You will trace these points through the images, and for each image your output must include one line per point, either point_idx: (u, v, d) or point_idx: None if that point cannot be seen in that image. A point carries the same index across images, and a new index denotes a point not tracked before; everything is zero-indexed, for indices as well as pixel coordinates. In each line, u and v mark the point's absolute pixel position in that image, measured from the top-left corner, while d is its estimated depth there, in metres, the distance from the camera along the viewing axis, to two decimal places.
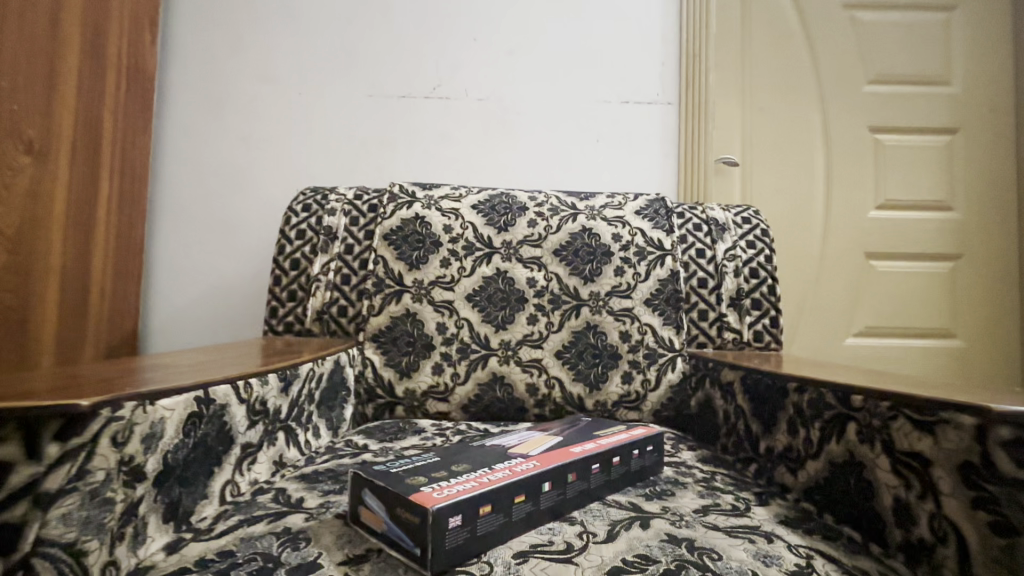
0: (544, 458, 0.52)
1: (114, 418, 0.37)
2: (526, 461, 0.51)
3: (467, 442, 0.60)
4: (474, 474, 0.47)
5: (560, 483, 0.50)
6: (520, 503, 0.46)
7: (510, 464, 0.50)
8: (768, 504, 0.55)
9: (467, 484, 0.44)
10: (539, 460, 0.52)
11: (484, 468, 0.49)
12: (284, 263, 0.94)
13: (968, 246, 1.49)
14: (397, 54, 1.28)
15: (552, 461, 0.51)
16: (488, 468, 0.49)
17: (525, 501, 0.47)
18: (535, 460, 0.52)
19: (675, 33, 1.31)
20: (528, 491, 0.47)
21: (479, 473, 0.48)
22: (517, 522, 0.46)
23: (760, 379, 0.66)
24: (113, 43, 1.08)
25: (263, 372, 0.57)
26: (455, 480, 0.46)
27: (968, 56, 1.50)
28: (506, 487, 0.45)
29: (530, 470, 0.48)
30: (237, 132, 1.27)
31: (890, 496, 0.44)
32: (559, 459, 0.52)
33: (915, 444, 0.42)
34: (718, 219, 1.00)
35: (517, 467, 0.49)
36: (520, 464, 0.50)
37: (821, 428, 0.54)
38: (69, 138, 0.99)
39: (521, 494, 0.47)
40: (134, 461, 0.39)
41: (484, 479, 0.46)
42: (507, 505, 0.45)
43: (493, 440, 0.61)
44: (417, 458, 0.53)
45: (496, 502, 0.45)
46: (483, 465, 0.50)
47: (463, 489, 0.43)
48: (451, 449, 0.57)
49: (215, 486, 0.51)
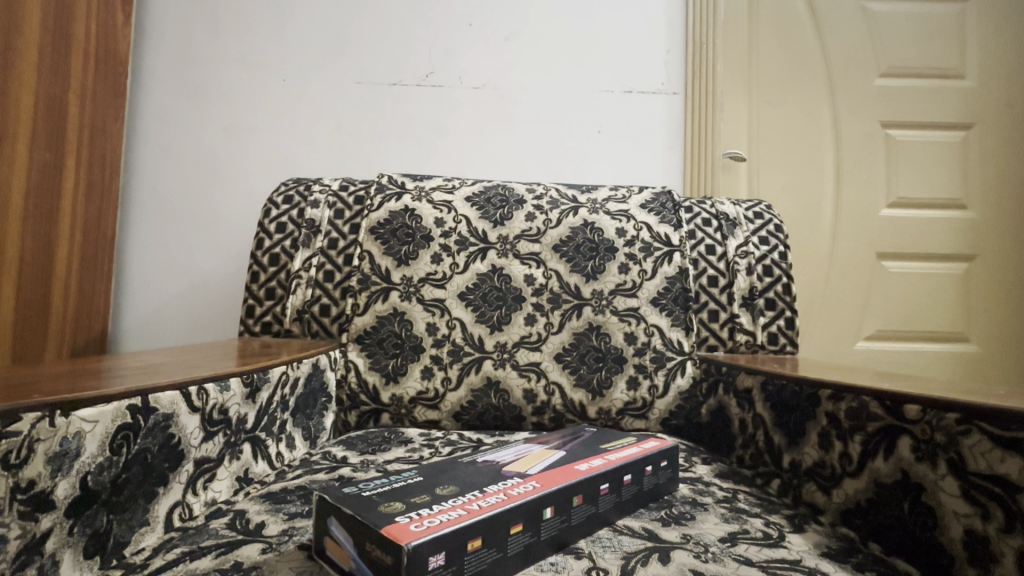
0: (545, 478, 0.45)
1: (3, 434, 0.30)
2: (524, 482, 0.44)
3: (457, 457, 0.52)
4: (462, 499, 0.40)
5: (564, 508, 0.43)
6: (517, 535, 0.39)
7: (506, 487, 0.43)
8: (805, 531, 0.48)
9: (453, 513, 0.37)
10: (540, 480, 0.45)
11: (475, 491, 0.42)
12: (262, 258, 0.86)
13: (984, 246, 1.42)
14: (387, 39, 1.21)
15: (555, 481, 0.44)
16: (481, 490, 0.42)
17: (523, 532, 0.40)
18: (535, 480, 0.44)
19: (681, 20, 1.24)
20: (527, 519, 0.40)
21: (469, 498, 0.40)
22: (514, 557, 0.39)
23: (784, 385, 0.59)
24: (82, 23, 1.01)
25: (223, 377, 0.49)
26: (439, 507, 0.38)
27: (983, 48, 1.44)
28: (499, 516, 0.38)
29: (528, 493, 0.41)
30: (218, 120, 1.19)
31: (960, 527, 0.37)
32: (563, 480, 0.45)
33: (997, 466, 0.35)
34: (728, 213, 0.93)
35: (512, 490, 0.42)
36: (517, 486, 0.43)
37: (862, 442, 0.47)
38: (27, 121, 0.92)
39: (518, 523, 0.39)
40: (36, 486, 0.32)
41: (475, 505, 0.39)
42: (501, 538, 0.38)
43: (487, 454, 0.53)
44: (399, 476, 0.45)
45: (489, 534, 0.37)
46: (474, 487, 0.43)
47: (448, 519, 0.36)
48: (438, 466, 0.49)
49: (159, 510, 0.43)
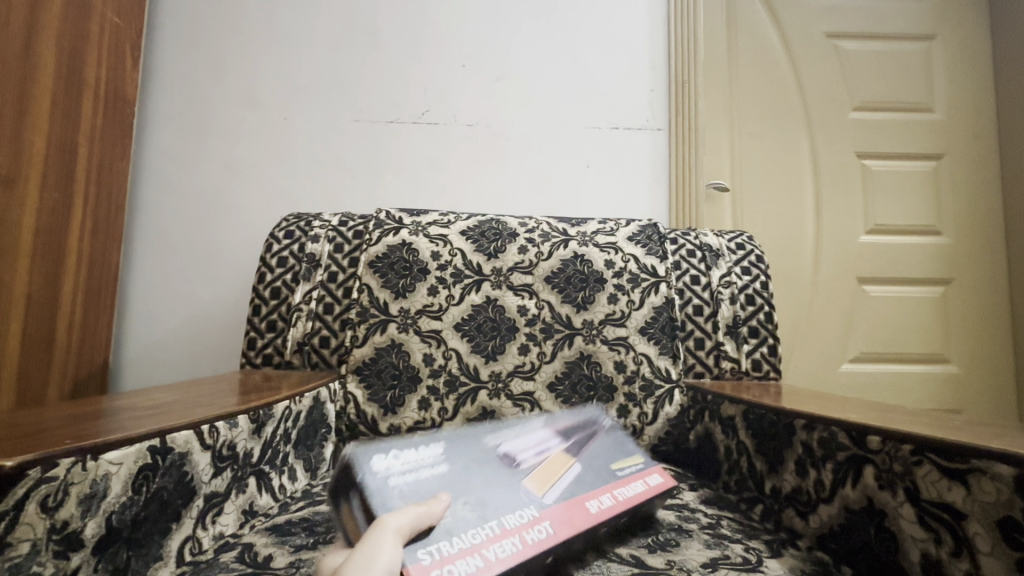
0: (557, 520, 0.46)
1: (44, 480, 0.32)
2: (539, 523, 0.44)
3: (480, 431, 0.51)
4: (481, 537, 0.41)
5: (562, 550, 0.45)
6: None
7: (522, 525, 0.44)
8: (781, 556, 0.51)
9: (472, 564, 0.38)
10: (553, 521, 0.46)
11: (494, 520, 0.43)
12: (264, 291, 0.90)
13: (959, 271, 1.48)
14: (387, 80, 1.27)
15: (566, 529, 0.45)
16: (499, 523, 0.43)
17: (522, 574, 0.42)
18: (549, 522, 0.45)
19: (664, 59, 1.31)
20: (529, 568, 0.42)
21: (487, 536, 0.41)
22: None
23: (764, 414, 0.62)
24: (91, 68, 1.05)
25: (232, 415, 0.52)
26: (460, 543, 0.39)
27: (950, 83, 1.52)
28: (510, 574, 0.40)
29: (540, 549, 0.42)
30: (220, 157, 1.24)
31: (918, 551, 0.41)
32: (576, 529, 0.46)
33: (945, 494, 0.39)
34: (712, 244, 0.97)
35: (527, 537, 0.43)
36: (533, 529, 0.44)
37: (833, 470, 0.50)
38: (40, 163, 0.95)
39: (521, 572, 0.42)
40: (68, 527, 0.35)
41: (491, 551, 0.40)
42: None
43: (508, 433, 0.52)
44: (426, 460, 0.44)
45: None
46: (495, 514, 0.43)
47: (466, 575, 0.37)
48: (461, 446, 0.48)
49: (171, 545, 0.46)
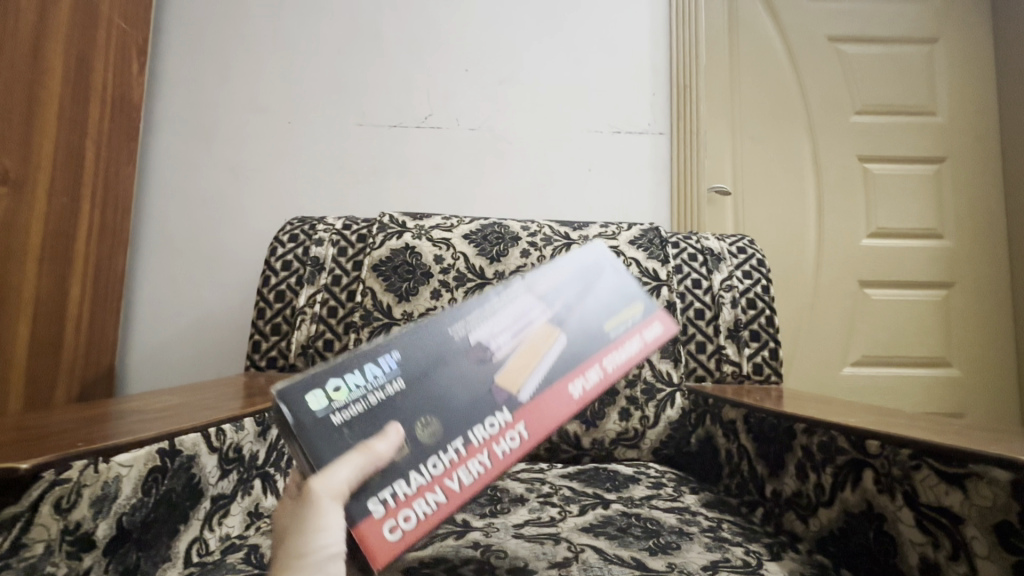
0: (533, 420, 0.38)
1: (56, 482, 0.33)
2: (509, 429, 0.37)
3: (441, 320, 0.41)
4: (440, 463, 0.35)
5: None
6: None
7: (490, 437, 0.37)
8: (782, 559, 0.51)
9: (432, 501, 0.34)
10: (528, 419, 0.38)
11: (456, 437, 0.36)
12: (269, 294, 0.91)
13: (961, 274, 1.48)
14: (391, 84, 1.28)
15: (540, 431, 0.38)
16: (464, 440, 0.36)
17: None
18: (524, 424, 0.38)
19: (665, 63, 1.32)
20: None
21: (447, 459, 0.35)
22: None
23: (765, 418, 0.62)
24: (98, 74, 1.07)
25: (238, 418, 0.53)
26: (416, 475, 0.34)
27: (952, 86, 1.52)
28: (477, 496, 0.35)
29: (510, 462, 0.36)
30: (226, 162, 1.25)
31: (917, 555, 0.41)
32: (554, 427, 0.38)
33: (943, 498, 0.39)
34: (713, 249, 0.98)
35: (495, 449, 0.36)
36: (502, 439, 0.37)
37: (833, 474, 0.50)
38: (48, 168, 0.96)
39: None
40: (81, 528, 0.35)
41: (454, 479, 0.35)
42: None
43: (477, 318, 0.41)
44: (377, 378, 0.36)
45: None
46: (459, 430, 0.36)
47: (426, 517, 0.33)
48: (416, 341, 0.39)
49: (180, 546, 0.46)
